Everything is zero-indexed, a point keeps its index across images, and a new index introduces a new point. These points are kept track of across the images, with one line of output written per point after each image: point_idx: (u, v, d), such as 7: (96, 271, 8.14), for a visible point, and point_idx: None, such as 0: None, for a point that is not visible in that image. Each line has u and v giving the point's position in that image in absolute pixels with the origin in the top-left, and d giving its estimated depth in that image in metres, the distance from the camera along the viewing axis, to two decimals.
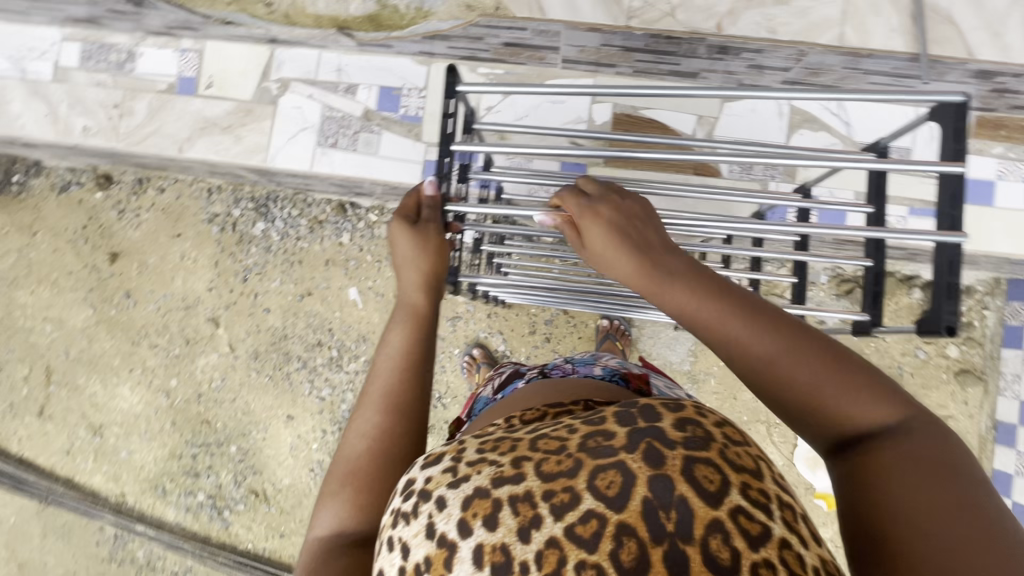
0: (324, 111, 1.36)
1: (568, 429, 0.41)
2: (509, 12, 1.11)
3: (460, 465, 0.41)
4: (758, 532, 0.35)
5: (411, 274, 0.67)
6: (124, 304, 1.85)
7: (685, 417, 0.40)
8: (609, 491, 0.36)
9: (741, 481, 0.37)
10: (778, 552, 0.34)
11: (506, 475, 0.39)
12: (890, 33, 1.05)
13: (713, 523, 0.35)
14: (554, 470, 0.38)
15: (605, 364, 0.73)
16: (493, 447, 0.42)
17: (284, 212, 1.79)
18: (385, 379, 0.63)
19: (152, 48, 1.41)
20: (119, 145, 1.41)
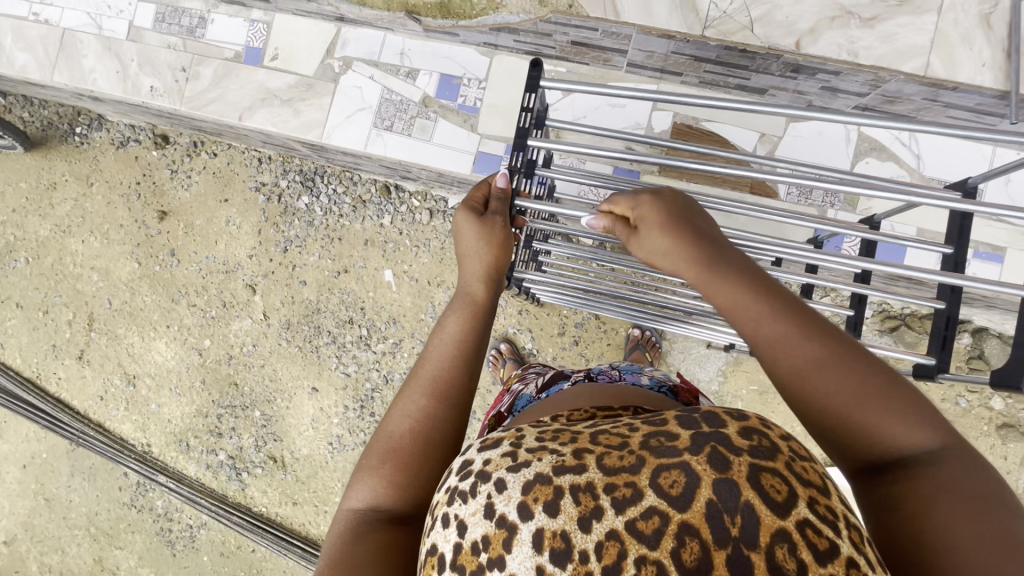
0: (383, 93, 1.36)
1: (629, 427, 0.41)
2: (582, 10, 1.09)
3: (520, 451, 0.41)
4: (826, 548, 0.33)
5: (475, 264, 0.67)
6: (168, 261, 1.90)
7: (751, 425, 0.39)
8: (672, 490, 0.36)
9: (809, 495, 0.35)
10: (845, 570, 0.33)
11: (568, 465, 0.39)
12: (980, 68, 1.00)
13: (779, 532, 0.33)
14: (617, 465, 0.38)
15: (653, 375, 0.72)
16: (553, 437, 0.42)
17: (330, 188, 1.81)
18: (437, 363, 0.62)
19: (223, 16, 1.44)
20: (183, 108, 1.44)
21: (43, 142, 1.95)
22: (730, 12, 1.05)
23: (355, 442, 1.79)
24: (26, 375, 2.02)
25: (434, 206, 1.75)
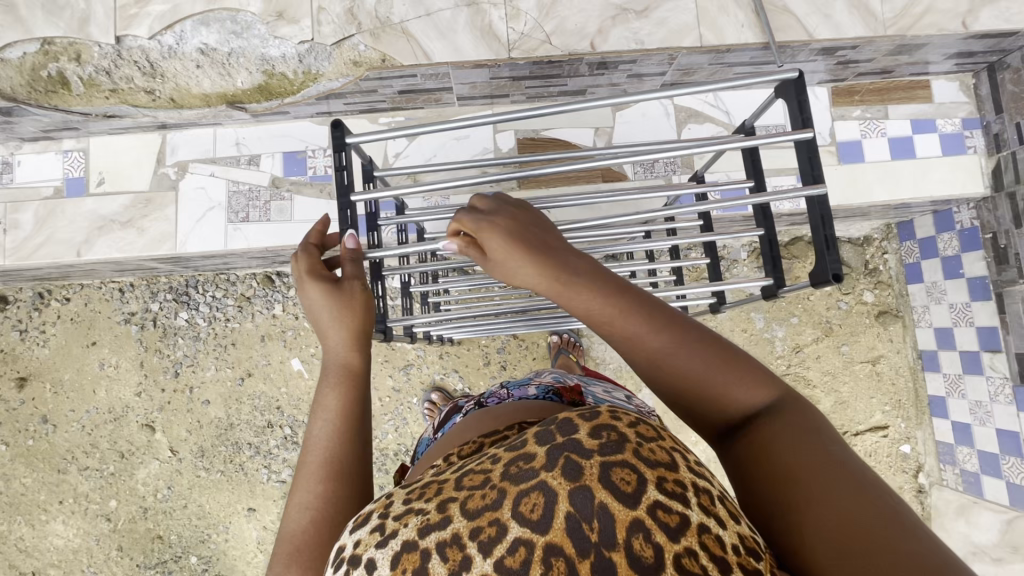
0: (229, 186, 1.33)
1: (491, 461, 0.42)
2: (396, 62, 1.14)
3: (388, 521, 0.41)
4: (677, 522, 0.36)
5: (336, 332, 0.66)
6: (42, 431, 1.68)
7: (601, 422, 0.40)
8: (532, 515, 0.37)
9: (658, 476, 0.38)
10: (698, 538, 0.36)
11: (433, 522, 0.38)
12: (741, 28, 1.17)
13: (634, 523, 0.35)
14: (480, 506, 0.38)
15: (540, 383, 0.73)
16: (419, 495, 0.42)
17: (208, 296, 1.71)
18: (326, 444, 0.61)
19: (30, 155, 1.33)
20: (8, 261, 1.31)
21: None
22: (527, 33, 1.15)
23: None
24: None
25: None
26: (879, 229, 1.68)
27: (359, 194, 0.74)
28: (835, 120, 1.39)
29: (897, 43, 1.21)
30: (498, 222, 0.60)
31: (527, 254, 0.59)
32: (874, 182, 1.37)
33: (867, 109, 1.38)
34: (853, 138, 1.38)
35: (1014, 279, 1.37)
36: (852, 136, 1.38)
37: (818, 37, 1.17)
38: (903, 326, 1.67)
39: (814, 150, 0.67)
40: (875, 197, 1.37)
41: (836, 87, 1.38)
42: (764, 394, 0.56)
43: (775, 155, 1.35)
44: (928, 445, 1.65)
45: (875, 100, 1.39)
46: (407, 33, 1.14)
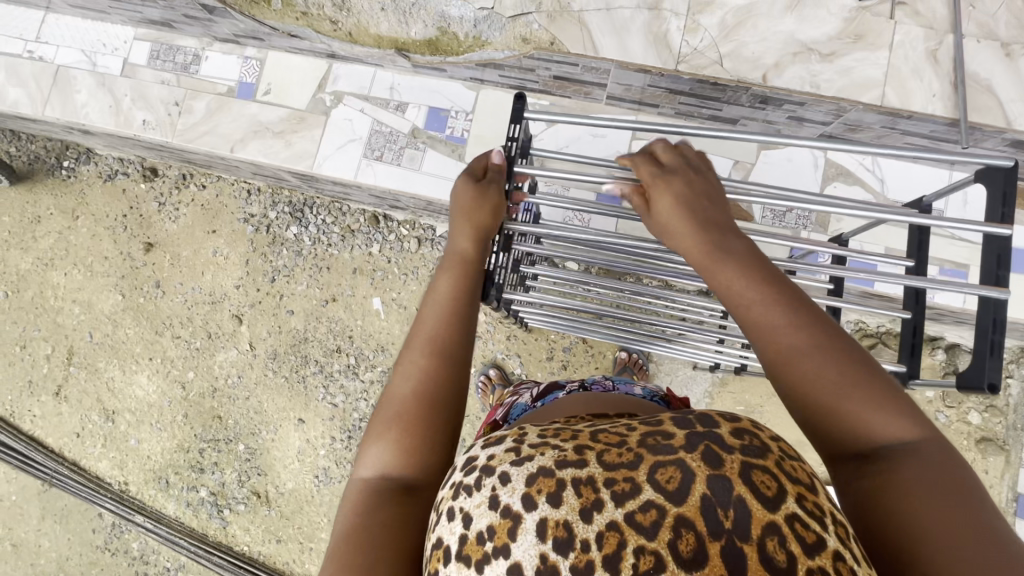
0: (373, 124, 1.41)
1: (627, 428, 0.44)
2: (563, 47, 1.16)
3: (524, 447, 0.44)
4: (814, 541, 0.35)
5: (462, 229, 0.71)
6: (153, 293, 1.89)
7: (743, 426, 0.42)
8: (668, 485, 0.38)
9: (798, 492, 0.38)
10: (835, 563, 0.35)
11: (570, 459, 0.41)
12: (931, 98, 1.08)
13: (770, 525, 0.35)
14: (616, 461, 0.40)
15: (644, 386, 0.75)
16: (554, 435, 0.45)
17: (319, 218, 1.84)
18: (434, 326, 0.65)
19: (217, 53, 1.48)
20: (175, 140, 1.47)
21: (30, 176, 1.95)
22: (700, 49, 1.12)
23: (342, 474, 1.75)
24: None
25: (422, 234, 1.78)
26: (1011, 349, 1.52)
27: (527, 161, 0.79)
28: None
29: None
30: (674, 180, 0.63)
31: (691, 212, 0.61)
32: None
33: None
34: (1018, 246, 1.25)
35: None
36: (1016, 244, 1.26)
37: (1017, 128, 1.06)
38: (1005, 461, 1.51)
39: (1007, 250, 0.63)
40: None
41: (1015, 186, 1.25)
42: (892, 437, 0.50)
43: None
44: None
45: None
46: (582, 23, 1.15)
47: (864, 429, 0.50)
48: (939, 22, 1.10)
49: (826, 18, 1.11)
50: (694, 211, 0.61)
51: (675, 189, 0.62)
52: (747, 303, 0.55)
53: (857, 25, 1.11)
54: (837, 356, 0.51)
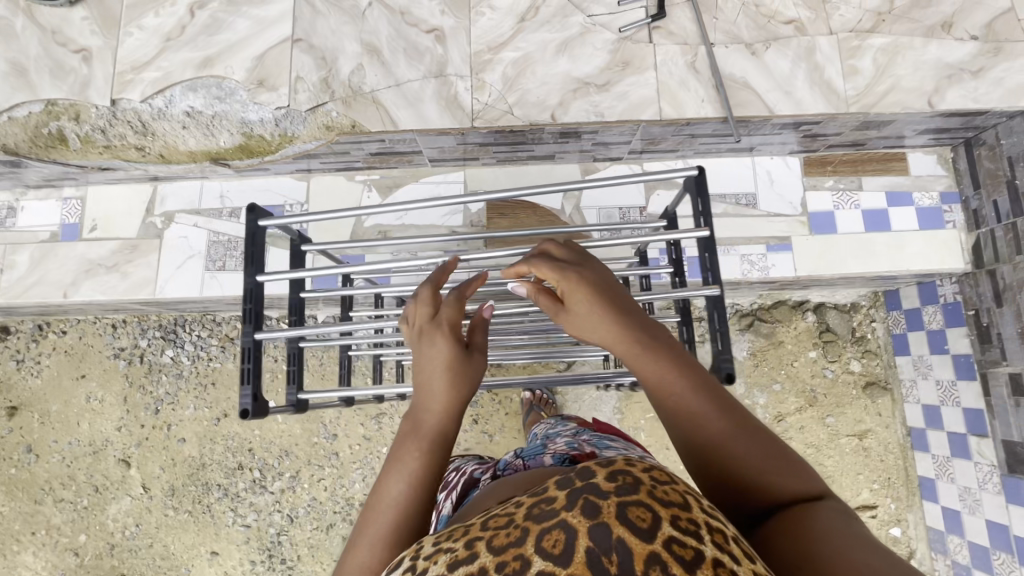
0: (209, 237, 1.39)
1: (516, 504, 0.43)
2: (364, 128, 1.20)
3: (420, 563, 0.43)
4: (692, 556, 0.36)
5: (443, 396, 0.72)
6: (25, 460, 1.73)
7: (617, 468, 0.42)
8: (554, 550, 0.37)
9: (673, 513, 0.38)
10: (715, 572, 0.36)
11: (461, 559, 0.40)
12: (701, 103, 1.19)
13: (651, 557, 0.35)
14: (504, 542, 0.39)
15: (555, 450, 0.74)
16: (448, 536, 0.44)
17: (193, 335, 1.76)
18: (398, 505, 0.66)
19: (33, 201, 1.42)
20: (0, 299, 1.38)
21: None
22: (491, 103, 1.19)
23: None
24: None
25: None
26: (867, 296, 1.65)
27: (264, 275, 0.71)
28: (806, 190, 1.38)
29: (862, 119, 1.21)
30: (587, 280, 0.72)
31: (611, 313, 0.71)
32: (846, 252, 1.35)
33: (840, 179, 1.37)
34: (826, 209, 1.36)
35: (997, 360, 1.28)
36: (822, 206, 1.36)
37: (778, 113, 1.18)
38: (892, 400, 1.61)
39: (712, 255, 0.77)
40: (846, 269, 1.34)
41: (808, 157, 1.38)
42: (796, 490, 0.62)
43: (741, 223, 1.36)
44: (919, 531, 1.54)
45: (848, 171, 1.38)
46: (376, 102, 1.20)
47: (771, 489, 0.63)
48: (691, 37, 1.23)
49: (594, 53, 1.21)
50: (612, 311, 0.71)
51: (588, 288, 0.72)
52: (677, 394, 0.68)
53: (622, 53, 1.21)
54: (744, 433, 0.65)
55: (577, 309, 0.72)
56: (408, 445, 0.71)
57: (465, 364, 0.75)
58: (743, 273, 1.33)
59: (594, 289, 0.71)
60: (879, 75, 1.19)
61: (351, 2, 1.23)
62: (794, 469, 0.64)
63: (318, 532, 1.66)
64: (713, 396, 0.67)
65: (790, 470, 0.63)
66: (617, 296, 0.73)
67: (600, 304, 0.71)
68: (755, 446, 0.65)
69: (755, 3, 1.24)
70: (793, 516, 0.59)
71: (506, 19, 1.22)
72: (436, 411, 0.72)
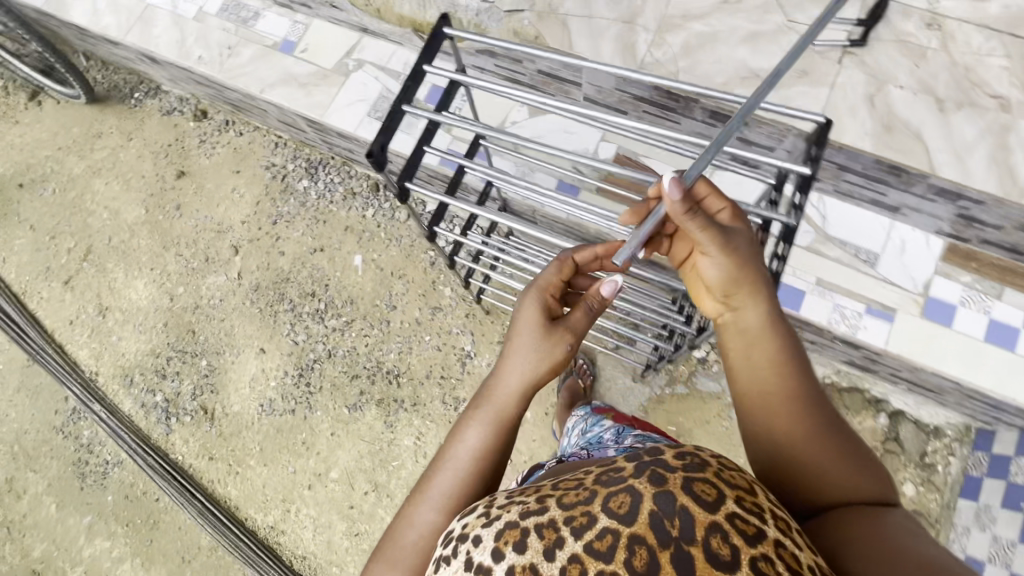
0: (382, 91, 1.60)
1: (578, 484, 0.54)
2: (545, 42, 1.33)
3: (491, 510, 0.55)
4: (752, 531, 0.47)
5: (528, 363, 0.78)
6: (172, 214, 2.10)
7: (685, 452, 0.54)
8: (620, 510, 0.49)
9: (736, 495, 0.49)
10: (772, 548, 0.46)
11: (534, 510, 0.52)
12: (862, 135, 1.17)
13: (713, 525, 0.46)
14: (575, 501, 0.51)
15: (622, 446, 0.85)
16: (521, 493, 0.56)
17: (328, 177, 2.02)
18: (470, 448, 0.74)
19: (274, 15, 1.75)
20: (220, 76, 1.72)
21: (105, 100, 2.25)
22: (662, 61, 1.27)
23: (285, 408, 1.84)
24: (13, 289, 2.11)
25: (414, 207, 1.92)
26: (955, 426, 1.49)
27: (434, 65, 0.77)
28: (937, 274, 1.29)
29: None
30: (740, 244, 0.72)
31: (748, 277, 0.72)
32: (950, 351, 1.25)
33: (979, 280, 1.27)
34: (948, 300, 1.27)
35: None
36: (944, 296, 1.27)
37: (940, 175, 1.13)
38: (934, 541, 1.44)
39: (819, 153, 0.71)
40: (943, 366, 1.24)
41: (954, 244, 1.29)
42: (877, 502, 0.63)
43: (850, 274, 1.30)
44: None
45: (992, 275, 1.27)
46: (564, 24, 1.33)
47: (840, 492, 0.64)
48: (881, 73, 1.21)
49: (778, 52, 1.24)
50: (739, 273, 0.72)
51: (738, 248, 0.72)
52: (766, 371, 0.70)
53: (805, 64, 1.23)
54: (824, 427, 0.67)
55: (721, 263, 0.72)
56: (482, 412, 0.77)
57: (556, 332, 0.80)
58: (829, 321, 1.29)
59: (749, 278, 0.72)
60: None
61: None
62: (874, 466, 0.66)
63: (343, 376, 1.85)
64: (812, 403, 0.68)
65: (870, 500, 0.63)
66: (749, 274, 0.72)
67: (758, 294, 0.72)
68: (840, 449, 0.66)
69: (965, 67, 1.19)
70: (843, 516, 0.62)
71: None
72: (510, 379, 0.78)
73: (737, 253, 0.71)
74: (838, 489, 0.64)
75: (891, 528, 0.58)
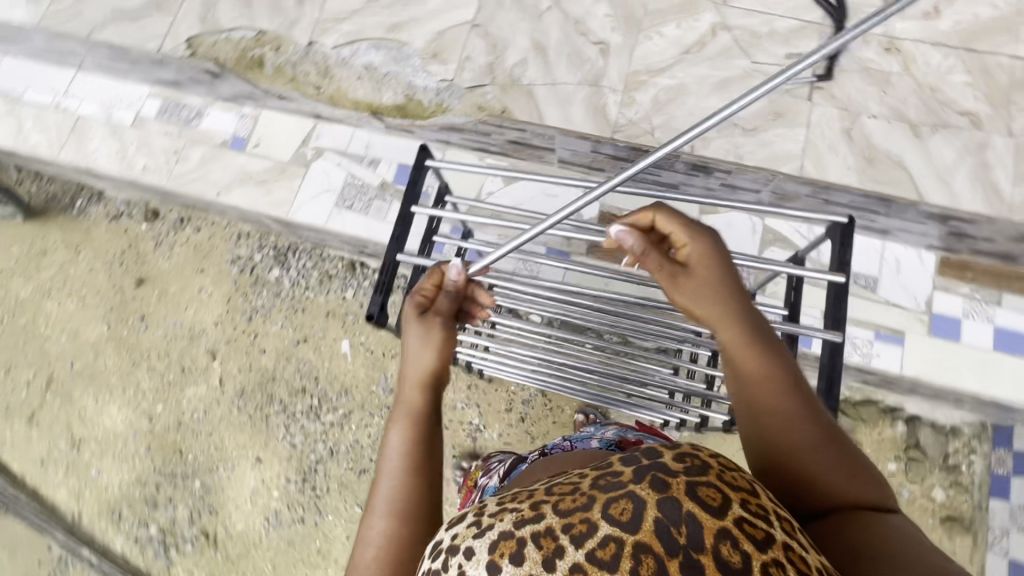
0: (348, 177, 1.52)
1: (574, 483, 0.46)
2: (512, 114, 1.28)
3: (484, 518, 0.47)
4: (762, 536, 0.39)
5: (422, 358, 0.74)
6: (137, 326, 1.95)
7: (684, 450, 0.45)
8: (622, 517, 0.41)
9: (741, 497, 0.42)
10: (783, 552, 0.39)
11: (528, 517, 0.44)
12: (846, 171, 1.17)
13: (723, 531, 0.39)
14: (572, 507, 0.43)
15: (602, 437, 0.77)
16: (512, 499, 0.48)
17: (300, 263, 1.89)
18: (396, 450, 0.69)
19: (218, 111, 1.64)
20: (170, 184, 1.61)
21: (43, 213, 2.09)
22: (635, 120, 1.24)
23: (294, 518, 1.73)
24: None
25: None
26: None
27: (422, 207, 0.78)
28: (936, 289, 1.29)
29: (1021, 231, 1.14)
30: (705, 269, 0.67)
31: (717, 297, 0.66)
32: (963, 365, 1.25)
33: (978, 289, 1.27)
34: (953, 314, 1.27)
35: None
36: (947, 310, 1.27)
37: (929, 201, 1.14)
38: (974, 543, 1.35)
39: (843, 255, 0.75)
40: (960, 382, 1.24)
41: (947, 257, 1.30)
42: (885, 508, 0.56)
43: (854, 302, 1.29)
44: None
45: (989, 282, 1.28)
46: (530, 95, 1.29)
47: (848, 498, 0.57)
48: (853, 104, 1.21)
49: (748, 97, 1.23)
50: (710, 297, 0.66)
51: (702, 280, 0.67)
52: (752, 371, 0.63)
53: (778, 104, 1.22)
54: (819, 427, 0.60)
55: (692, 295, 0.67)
56: (398, 413, 0.72)
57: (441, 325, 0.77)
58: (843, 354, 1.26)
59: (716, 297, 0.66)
60: None
61: (533, 3, 1.34)
62: (879, 478, 0.59)
63: (350, 472, 1.75)
64: (811, 409, 0.60)
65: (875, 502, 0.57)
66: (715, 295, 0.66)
67: (721, 301, 0.66)
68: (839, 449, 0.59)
69: (932, 88, 1.20)
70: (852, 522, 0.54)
71: (670, 48, 1.27)
72: (415, 372, 0.74)
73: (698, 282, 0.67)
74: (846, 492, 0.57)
75: (899, 537, 0.52)
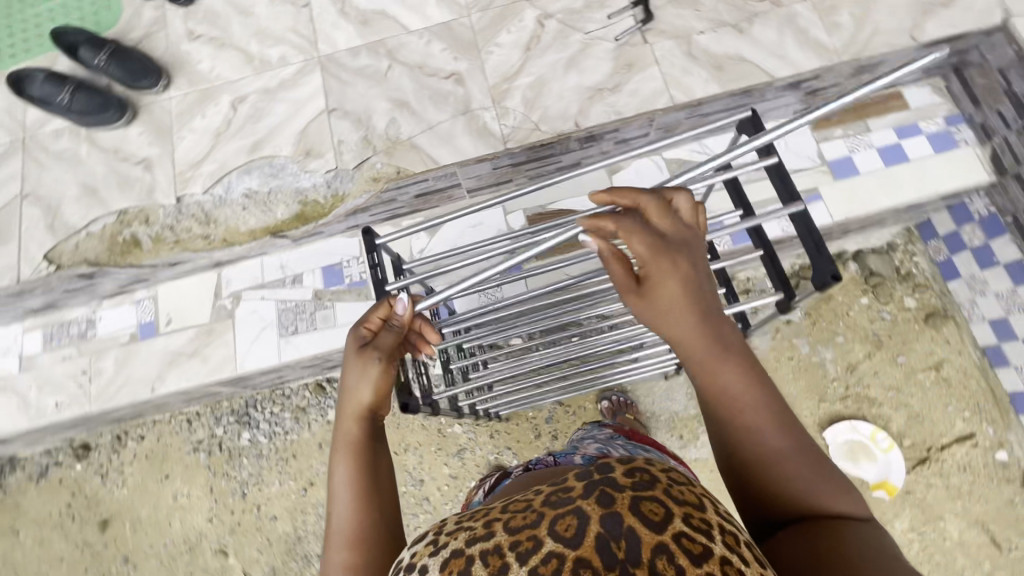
0: (278, 305, 1.44)
1: (533, 500, 0.48)
2: (409, 171, 1.31)
3: (440, 536, 0.48)
4: (700, 550, 0.42)
5: (356, 395, 0.70)
6: (124, 570, 1.71)
7: (634, 466, 0.49)
8: (567, 532, 0.43)
9: (684, 512, 0.44)
10: (720, 565, 0.41)
11: (479, 535, 0.46)
12: (706, 83, 1.31)
13: (658, 546, 0.42)
14: (523, 523, 0.45)
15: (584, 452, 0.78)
16: (469, 517, 0.49)
17: (267, 412, 1.75)
18: (344, 485, 0.68)
19: (110, 310, 1.49)
20: (94, 407, 1.44)
21: None
22: (518, 125, 1.31)
23: None
24: None
25: None
26: None
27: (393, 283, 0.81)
28: (820, 142, 1.46)
29: (856, 65, 1.33)
30: (669, 269, 0.62)
31: (686, 306, 0.62)
32: (874, 190, 1.42)
33: (848, 127, 1.46)
34: (843, 155, 1.44)
35: None
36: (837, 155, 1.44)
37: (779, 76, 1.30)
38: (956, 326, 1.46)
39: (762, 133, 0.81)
40: (879, 204, 1.41)
41: (813, 114, 1.46)
42: (854, 507, 0.56)
43: None
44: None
45: (853, 118, 1.46)
46: (415, 147, 1.32)
47: (817, 501, 0.56)
48: (681, 29, 1.35)
49: (598, 63, 1.34)
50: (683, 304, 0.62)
51: (674, 279, 0.62)
52: (717, 375, 0.61)
53: (625, 57, 1.33)
54: (788, 427, 0.59)
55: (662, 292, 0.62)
56: (341, 443, 0.71)
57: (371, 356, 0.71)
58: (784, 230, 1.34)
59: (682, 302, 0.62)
60: (859, 27, 1.33)
61: (374, 68, 1.38)
62: (844, 485, 0.58)
63: None
64: (782, 416, 0.59)
65: (848, 495, 0.57)
66: (687, 297, 0.62)
67: (686, 311, 0.62)
68: (805, 454, 0.58)
69: None
70: (818, 531, 0.54)
71: (512, 52, 1.36)
72: (354, 403, 0.70)
73: (670, 286, 0.62)
74: (813, 487, 0.57)
75: (862, 545, 0.52)
